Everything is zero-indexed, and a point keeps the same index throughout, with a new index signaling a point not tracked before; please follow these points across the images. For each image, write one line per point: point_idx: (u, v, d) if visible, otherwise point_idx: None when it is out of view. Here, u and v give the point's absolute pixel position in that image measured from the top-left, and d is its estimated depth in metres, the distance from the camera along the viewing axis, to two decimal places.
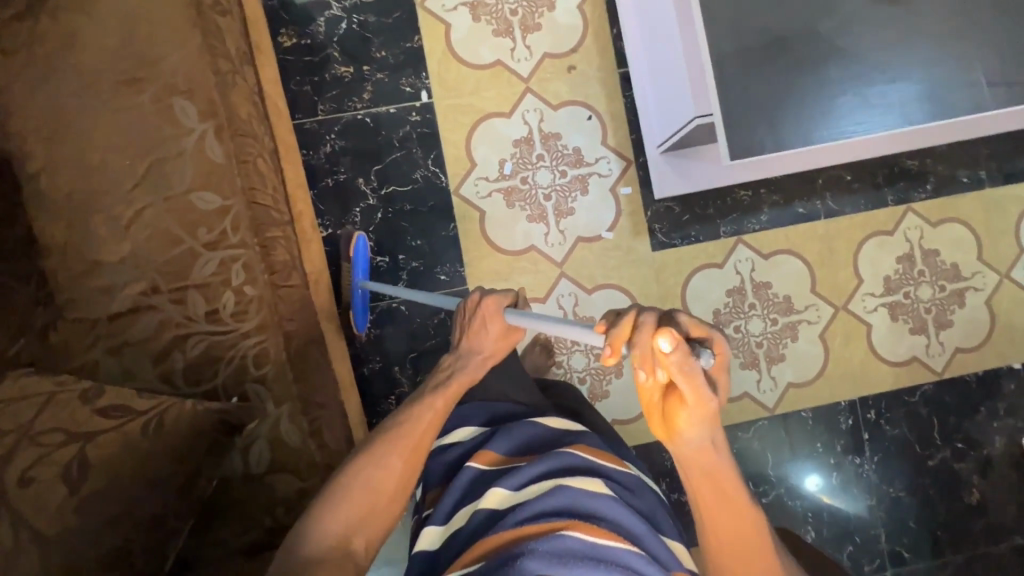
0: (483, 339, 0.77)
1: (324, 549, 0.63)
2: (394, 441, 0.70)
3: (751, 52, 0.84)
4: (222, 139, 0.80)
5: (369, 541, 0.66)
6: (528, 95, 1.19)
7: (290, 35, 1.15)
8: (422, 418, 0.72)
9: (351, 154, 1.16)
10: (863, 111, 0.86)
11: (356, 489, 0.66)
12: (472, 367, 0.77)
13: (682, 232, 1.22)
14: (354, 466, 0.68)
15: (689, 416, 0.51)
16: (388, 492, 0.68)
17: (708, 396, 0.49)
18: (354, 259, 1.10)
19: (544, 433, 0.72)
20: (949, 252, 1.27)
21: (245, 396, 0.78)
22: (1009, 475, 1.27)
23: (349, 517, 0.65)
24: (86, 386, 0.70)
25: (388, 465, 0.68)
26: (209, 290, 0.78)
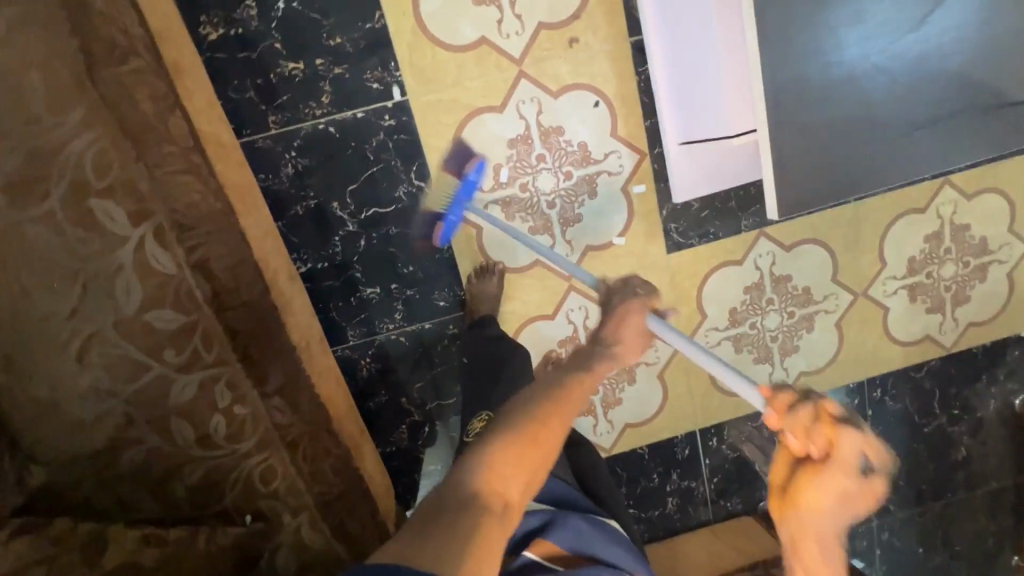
0: (622, 338, 0.65)
1: (484, 490, 0.51)
2: (555, 389, 0.57)
3: (810, 83, 0.69)
4: (166, 242, 0.68)
5: (524, 497, 0.54)
6: (523, 81, 0.99)
7: (215, 24, 0.90)
8: (582, 380, 0.59)
9: (318, 174, 0.98)
10: (941, 145, 0.75)
11: (520, 433, 0.53)
12: (608, 357, 0.63)
13: (700, 230, 1.10)
14: (516, 408, 0.56)
15: (826, 482, 0.59)
16: (551, 449, 0.55)
17: (847, 475, 0.58)
18: (466, 179, 0.94)
19: (604, 536, 0.69)
20: (980, 225, 1.18)
21: (259, 513, 0.76)
22: (996, 432, 1.34)
23: (513, 460, 0.52)
24: (89, 534, 0.63)
25: (551, 419, 0.55)
26: (194, 416, 0.70)
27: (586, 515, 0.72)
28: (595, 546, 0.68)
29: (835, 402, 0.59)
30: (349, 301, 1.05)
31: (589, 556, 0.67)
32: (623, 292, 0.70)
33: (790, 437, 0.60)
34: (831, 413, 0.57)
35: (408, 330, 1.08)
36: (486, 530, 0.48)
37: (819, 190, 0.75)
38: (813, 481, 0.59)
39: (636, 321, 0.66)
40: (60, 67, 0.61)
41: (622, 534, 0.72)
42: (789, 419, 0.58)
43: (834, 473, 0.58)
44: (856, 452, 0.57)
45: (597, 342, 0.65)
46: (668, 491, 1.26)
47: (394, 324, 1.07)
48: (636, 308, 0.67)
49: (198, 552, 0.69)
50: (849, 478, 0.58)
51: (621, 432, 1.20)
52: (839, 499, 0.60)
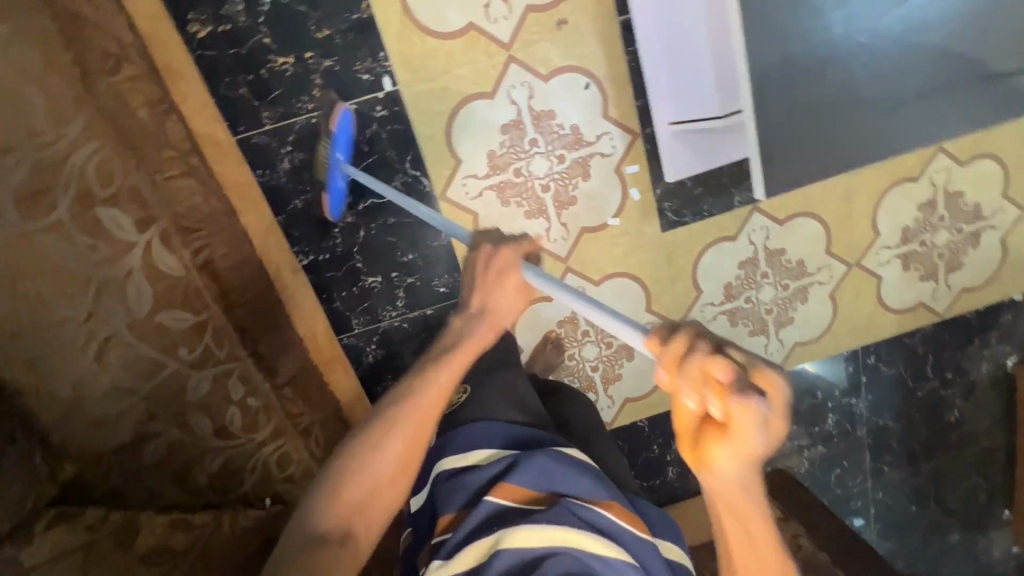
0: (496, 300, 0.67)
1: (325, 528, 0.56)
2: (396, 410, 0.61)
3: (794, 66, 0.70)
4: (172, 246, 0.71)
5: (373, 522, 0.59)
6: (512, 66, 0.99)
7: (203, 21, 0.90)
8: (428, 396, 0.62)
9: (315, 167, 0.99)
10: (924, 120, 0.76)
11: (359, 465, 0.59)
12: (480, 329, 0.67)
13: (694, 208, 1.11)
14: (357, 437, 0.61)
15: (732, 453, 0.46)
16: (394, 470, 0.60)
17: (752, 439, 0.45)
18: (337, 135, 0.92)
19: (569, 468, 0.65)
20: (973, 192, 1.19)
21: (278, 496, 0.81)
22: (989, 394, 1.38)
23: (353, 490, 0.58)
24: (121, 520, 0.67)
25: (392, 442, 0.60)
26: (210, 409, 0.75)
27: (546, 447, 0.68)
28: (559, 482, 0.64)
29: (722, 357, 0.44)
30: (352, 291, 1.07)
31: (553, 492, 0.63)
32: (496, 237, 0.68)
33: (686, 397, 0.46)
34: (716, 368, 0.44)
35: (411, 316, 1.11)
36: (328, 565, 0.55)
37: (800, 174, 0.77)
38: (716, 456, 0.47)
39: (513, 280, 0.66)
40: (57, 81, 0.62)
41: (586, 463, 0.68)
42: (678, 377, 0.46)
43: (739, 443, 0.45)
44: (753, 417, 0.44)
45: (477, 313, 0.67)
46: (668, 461, 1.31)
47: (397, 311, 1.10)
48: (513, 255, 0.67)
49: (226, 535, 0.72)
50: (754, 444, 0.46)
51: (621, 407, 1.24)
52: (746, 462, 0.47)
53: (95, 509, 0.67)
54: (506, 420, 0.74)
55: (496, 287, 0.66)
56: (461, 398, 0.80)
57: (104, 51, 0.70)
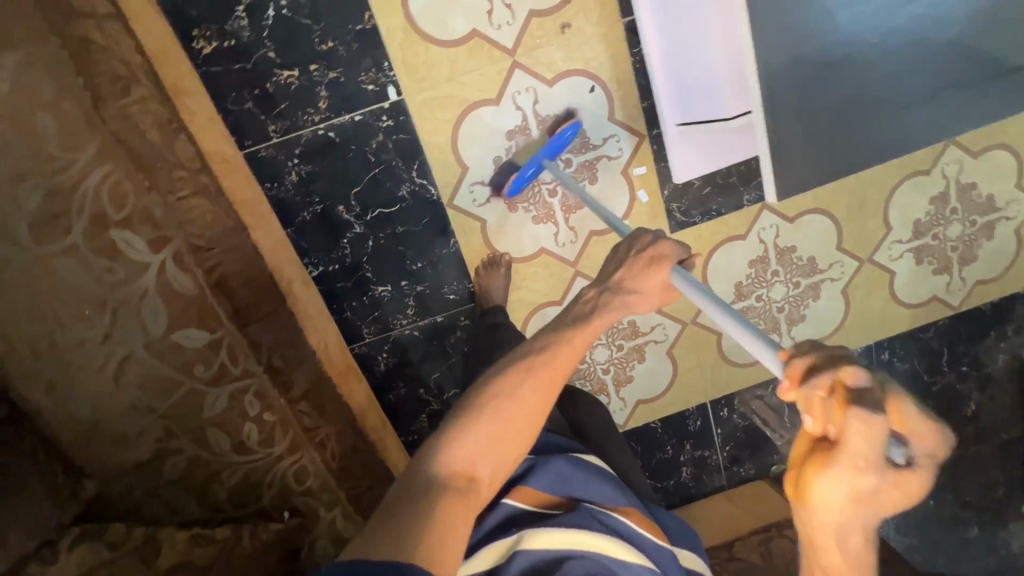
0: (640, 287, 0.67)
1: (449, 469, 0.55)
2: (524, 364, 0.61)
3: (807, 67, 0.69)
4: (185, 265, 0.71)
5: (493, 476, 0.58)
6: (517, 72, 0.99)
7: (208, 37, 0.90)
8: (562, 353, 0.62)
9: (322, 179, 1.00)
10: (940, 116, 0.76)
11: (487, 412, 0.58)
12: (618, 304, 0.66)
13: (703, 207, 1.10)
14: (482, 386, 0.61)
15: (845, 493, 0.45)
16: (521, 424, 0.59)
17: (869, 476, 0.44)
18: (553, 138, 0.96)
19: (586, 475, 0.70)
20: (987, 184, 1.17)
21: (297, 510, 0.82)
22: (1005, 386, 1.36)
23: (479, 437, 0.57)
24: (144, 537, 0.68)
25: (520, 395, 0.59)
26: (227, 425, 0.75)
27: (562, 453, 0.72)
28: (576, 487, 0.68)
29: (860, 372, 0.44)
30: (363, 300, 1.08)
31: (571, 496, 0.67)
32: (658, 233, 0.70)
33: (806, 414, 0.46)
34: (856, 390, 0.43)
35: (422, 324, 1.11)
36: (450, 512, 0.52)
37: (813, 175, 0.77)
38: (824, 493, 0.46)
39: (659, 275, 0.67)
40: (69, 107, 0.63)
41: (601, 468, 0.72)
42: (803, 387, 0.46)
43: (857, 486, 0.45)
44: (872, 442, 0.42)
45: (615, 289, 0.67)
46: (682, 461, 1.31)
47: (407, 319, 1.10)
48: (667, 253, 0.68)
49: (244, 548, 0.73)
50: (879, 486, 0.45)
51: (633, 409, 1.24)
52: (854, 507, 0.47)
53: (117, 525, 0.69)
54: None
55: (642, 275, 0.67)
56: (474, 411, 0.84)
57: (114, 74, 0.70)
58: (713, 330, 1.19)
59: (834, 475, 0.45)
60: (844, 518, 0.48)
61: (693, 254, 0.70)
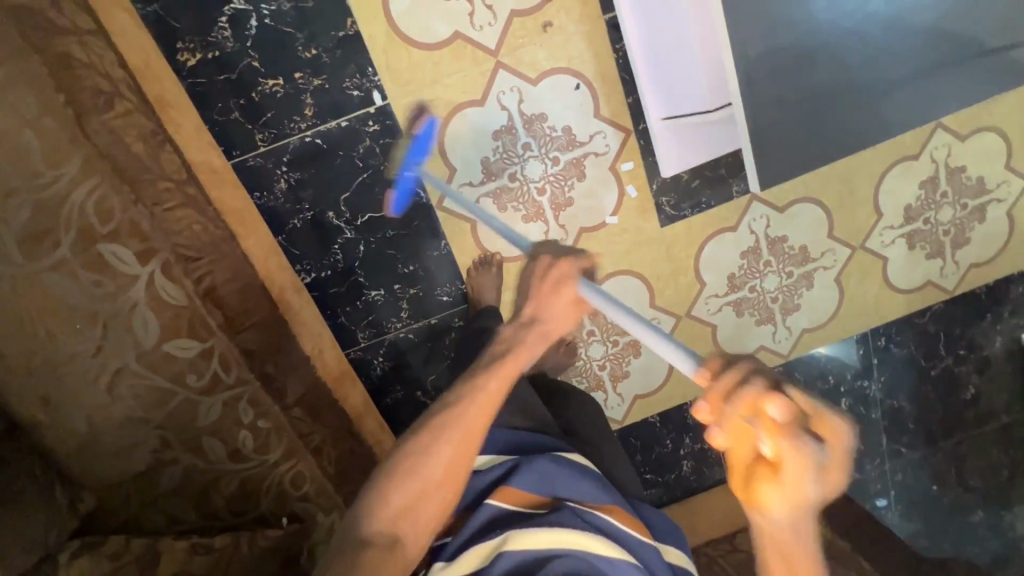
0: (549, 315, 0.67)
1: (374, 528, 0.58)
2: (442, 416, 0.62)
3: (785, 56, 0.69)
4: (174, 275, 0.71)
5: (420, 531, 0.60)
6: (501, 72, 0.99)
7: (192, 49, 0.91)
8: (478, 400, 0.62)
9: (311, 186, 1.00)
10: (919, 100, 0.76)
11: (407, 469, 0.60)
12: (533, 338, 0.66)
13: (692, 200, 1.11)
14: (403, 440, 0.62)
15: (785, 500, 0.47)
16: (443, 475, 0.60)
17: (807, 484, 0.46)
18: (415, 141, 0.96)
19: (568, 472, 0.71)
20: (976, 166, 1.17)
21: (295, 515, 0.82)
22: (1004, 368, 1.36)
23: (402, 495, 0.59)
24: (144, 548, 0.68)
25: (440, 446, 0.61)
26: (222, 434, 0.75)
27: (544, 452, 0.73)
28: (558, 486, 0.70)
29: (773, 390, 0.46)
30: (356, 305, 1.08)
31: (552, 495, 0.69)
32: (557, 250, 0.69)
33: (725, 432, 0.48)
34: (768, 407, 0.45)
35: (416, 327, 1.12)
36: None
37: (796, 164, 0.77)
38: (769, 497, 0.48)
39: (566, 293, 0.67)
40: (53, 123, 0.63)
41: (584, 465, 0.74)
42: (726, 408, 0.47)
43: (795, 488, 0.46)
44: (800, 449, 0.45)
45: (528, 323, 0.67)
46: (682, 455, 1.30)
47: (401, 322, 1.11)
48: (570, 270, 0.67)
49: (242, 555, 0.73)
50: (814, 488, 0.47)
51: (631, 404, 1.24)
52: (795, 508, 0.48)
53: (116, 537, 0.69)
54: (509, 426, 0.79)
55: (547, 300, 0.67)
56: None
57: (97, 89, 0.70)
58: (708, 322, 1.20)
59: (775, 487, 0.47)
60: (795, 523, 0.49)
61: (595, 259, 0.70)
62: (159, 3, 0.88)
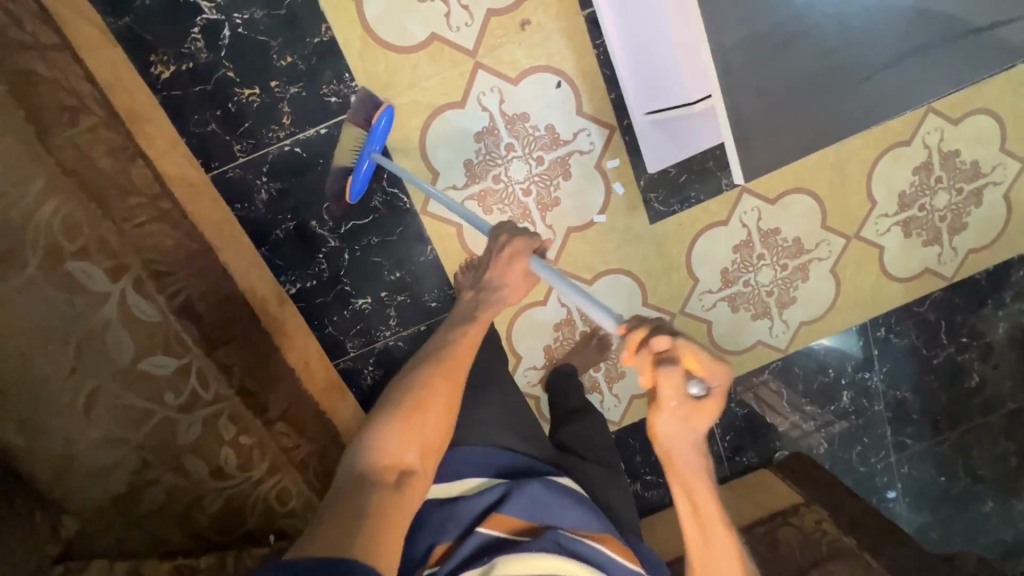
0: (509, 282, 0.76)
1: (378, 463, 0.59)
2: (430, 363, 0.69)
3: (761, 45, 0.69)
4: (146, 291, 0.71)
5: (424, 462, 0.62)
6: (480, 72, 0.97)
7: (165, 62, 0.90)
8: (462, 344, 0.72)
9: (292, 195, 0.99)
10: (905, 85, 0.73)
11: (404, 404, 0.63)
12: (495, 301, 0.77)
13: (681, 195, 1.09)
14: (395, 390, 0.66)
15: (669, 422, 0.61)
16: (437, 413, 0.64)
17: (679, 404, 0.59)
18: (370, 131, 0.90)
19: (560, 498, 0.70)
20: (970, 150, 1.15)
21: (282, 532, 0.79)
22: (1008, 354, 1.33)
23: (404, 431, 0.61)
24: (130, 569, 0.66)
25: (432, 385, 0.66)
26: (204, 451, 0.74)
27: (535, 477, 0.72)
28: (550, 513, 0.69)
29: (668, 339, 0.56)
30: (343, 314, 1.06)
31: (543, 522, 0.69)
32: (513, 229, 0.77)
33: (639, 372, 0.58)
34: (660, 357, 0.56)
35: (405, 335, 1.10)
36: (389, 501, 0.56)
37: (780, 154, 0.74)
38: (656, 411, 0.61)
39: (520, 267, 0.75)
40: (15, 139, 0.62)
41: (575, 491, 0.73)
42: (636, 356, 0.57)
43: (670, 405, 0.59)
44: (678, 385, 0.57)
45: (489, 292, 0.77)
46: None
47: (390, 330, 1.09)
48: (524, 247, 0.75)
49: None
50: (689, 412, 0.60)
51: (628, 404, 1.22)
52: (678, 422, 0.61)
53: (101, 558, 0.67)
54: (496, 446, 0.77)
55: (506, 271, 0.75)
56: None
57: None
58: (703, 318, 1.18)
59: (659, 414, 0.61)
60: (680, 438, 0.64)
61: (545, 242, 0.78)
62: (131, 16, 0.87)
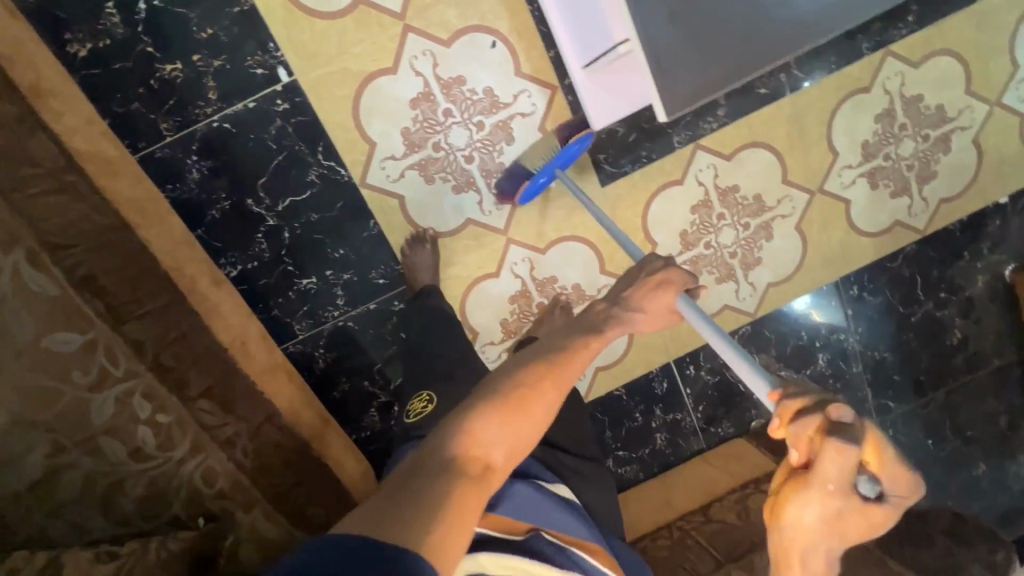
0: (645, 308, 0.70)
1: (468, 448, 0.52)
2: (543, 362, 0.62)
3: None
4: (42, 266, 0.68)
5: (506, 464, 0.55)
6: (410, 35, 0.94)
7: (81, 40, 0.87)
8: (577, 351, 0.64)
9: (224, 173, 0.96)
10: (827, 8, 0.72)
11: (507, 395, 0.57)
12: (626, 321, 0.68)
13: (632, 155, 1.05)
14: (497, 378, 0.60)
15: (807, 498, 0.51)
16: (533, 419, 0.57)
17: (835, 498, 0.50)
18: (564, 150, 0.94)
19: (548, 502, 0.73)
20: (934, 93, 1.10)
21: (212, 515, 0.77)
22: (990, 309, 1.28)
23: (501, 422, 0.55)
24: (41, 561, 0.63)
25: (541, 386, 0.59)
26: (120, 432, 0.71)
27: (526, 481, 0.75)
28: (538, 515, 0.71)
29: (847, 414, 0.48)
30: (289, 296, 1.03)
31: (531, 525, 0.70)
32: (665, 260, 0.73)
33: (795, 446, 0.51)
34: (839, 426, 0.48)
35: (355, 314, 1.07)
36: (466, 490, 0.49)
37: (701, 85, 0.73)
38: (794, 499, 0.52)
39: (663, 295, 0.70)
40: None
41: (563, 497, 0.77)
42: (793, 426, 0.50)
43: (821, 496, 0.50)
44: (840, 473, 0.48)
45: (625, 304, 0.70)
46: (654, 427, 1.24)
47: (339, 310, 1.06)
48: (676, 281, 0.71)
49: (150, 563, 0.67)
50: (841, 506, 0.51)
51: (593, 377, 1.19)
52: (824, 514, 0.52)
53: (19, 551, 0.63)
54: None
55: (648, 295, 0.70)
56: (426, 406, 0.85)
57: None
58: None
59: (807, 491, 0.50)
60: (810, 522, 0.53)
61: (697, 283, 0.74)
62: None
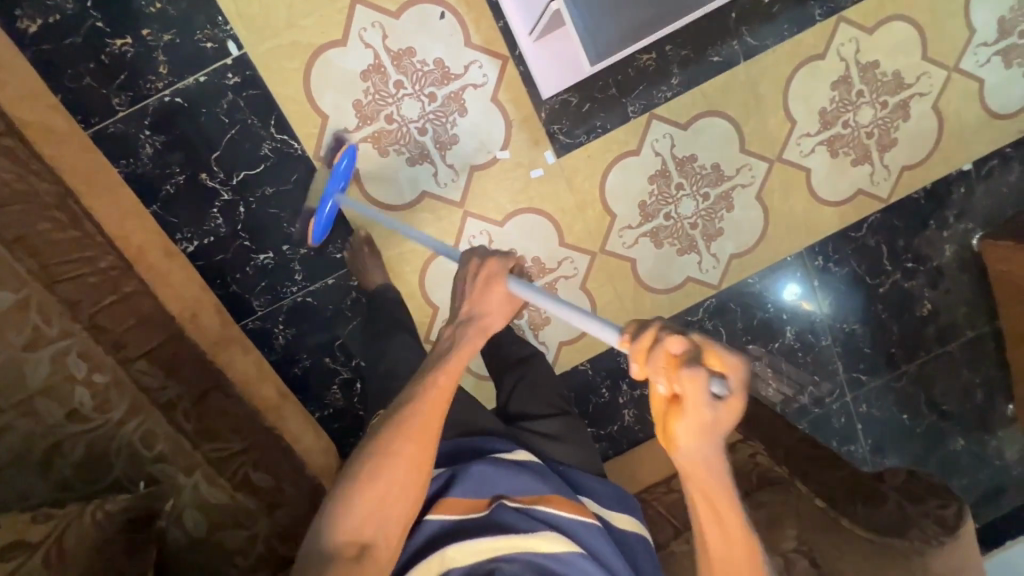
0: (489, 310, 0.67)
1: (340, 540, 0.56)
2: (398, 420, 0.61)
3: None
4: None
5: (389, 534, 0.58)
6: (359, 8, 0.96)
7: (31, 16, 0.89)
8: (432, 392, 0.62)
9: (178, 148, 0.97)
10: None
11: (366, 474, 0.58)
12: (473, 333, 0.67)
13: (586, 125, 1.05)
14: (360, 452, 0.61)
15: (691, 432, 0.52)
16: (404, 483, 0.59)
17: (709, 412, 0.50)
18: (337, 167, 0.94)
19: (506, 470, 0.72)
20: (889, 59, 1.11)
21: (153, 478, 0.82)
22: (961, 279, 1.26)
23: (365, 500, 0.57)
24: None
25: (400, 449, 0.59)
26: (56, 393, 0.77)
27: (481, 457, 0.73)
28: (497, 485, 0.71)
29: (679, 335, 0.50)
30: (246, 271, 1.03)
31: (493, 495, 0.70)
32: (484, 251, 0.70)
33: (658, 383, 0.51)
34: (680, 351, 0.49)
35: (314, 289, 1.06)
36: None
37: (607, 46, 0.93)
38: (678, 432, 0.52)
39: (498, 292, 0.67)
40: None
41: (523, 458, 0.75)
42: (648, 363, 0.50)
43: (696, 417, 0.50)
44: (702, 386, 0.49)
45: (466, 320, 0.67)
46: (622, 403, 1.22)
47: (297, 285, 1.05)
48: (497, 270, 0.68)
49: (85, 525, 0.68)
50: (717, 419, 0.51)
51: (557, 352, 1.19)
52: (707, 434, 0.52)
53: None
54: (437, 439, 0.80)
55: (485, 300, 0.67)
56: None
57: None
58: (626, 256, 1.13)
59: (686, 421, 0.51)
60: (706, 455, 0.54)
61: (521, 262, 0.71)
62: None
